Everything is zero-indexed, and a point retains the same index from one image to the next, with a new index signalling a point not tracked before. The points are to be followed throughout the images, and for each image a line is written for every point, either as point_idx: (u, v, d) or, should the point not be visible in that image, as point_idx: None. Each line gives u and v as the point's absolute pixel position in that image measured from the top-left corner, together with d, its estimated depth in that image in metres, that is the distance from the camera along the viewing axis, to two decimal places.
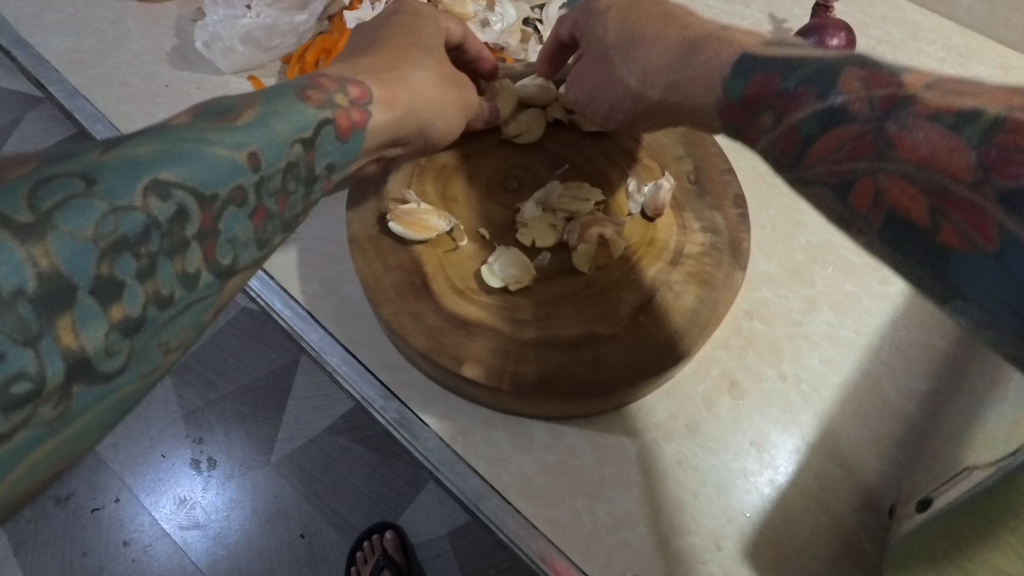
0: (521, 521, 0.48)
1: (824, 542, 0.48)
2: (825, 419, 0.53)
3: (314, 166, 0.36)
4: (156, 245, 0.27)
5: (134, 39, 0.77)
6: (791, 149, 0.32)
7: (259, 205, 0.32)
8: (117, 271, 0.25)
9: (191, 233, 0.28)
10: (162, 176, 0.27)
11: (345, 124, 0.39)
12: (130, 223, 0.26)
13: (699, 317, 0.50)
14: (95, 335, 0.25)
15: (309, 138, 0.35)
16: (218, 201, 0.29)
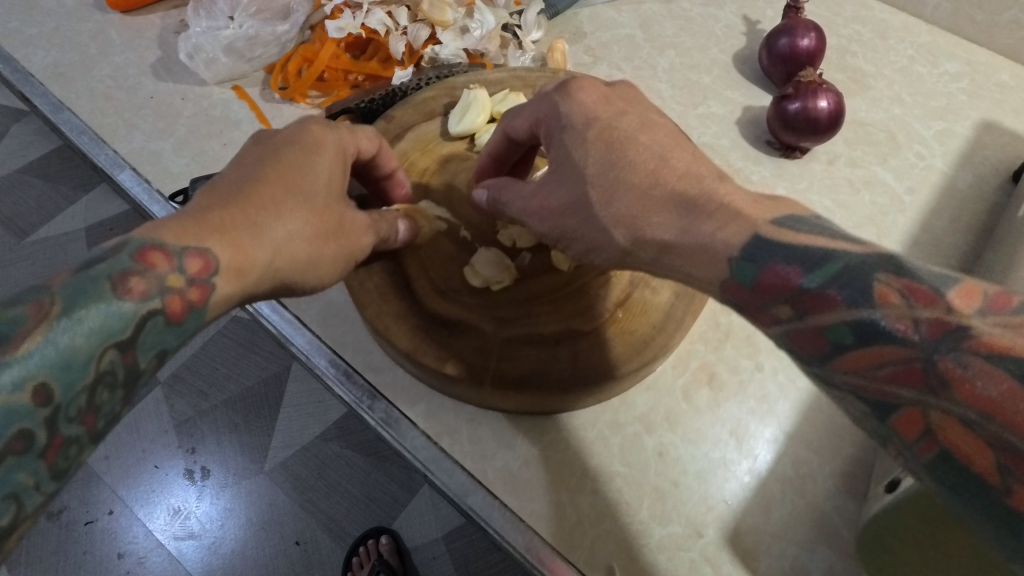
0: (507, 514, 0.50)
1: (801, 526, 0.50)
2: (801, 409, 0.54)
3: (137, 364, 0.31)
4: (89, 402, 0.29)
5: (117, 52, 0.78)
6: (808, 342, 0.31)
7: (58, 437, 0.27)
8: (49, 435, 0.27)
9: (123, 379, 0.30)
10: (98, 335, 0.29)
11: (179, 307, 0.33)
12: (68, 390, 0.28)
13: (675, 312, 0.52)
14: (20, 493, 0.26)
15: (125, 342, 0.30)
16: (145, 342, 0.31)
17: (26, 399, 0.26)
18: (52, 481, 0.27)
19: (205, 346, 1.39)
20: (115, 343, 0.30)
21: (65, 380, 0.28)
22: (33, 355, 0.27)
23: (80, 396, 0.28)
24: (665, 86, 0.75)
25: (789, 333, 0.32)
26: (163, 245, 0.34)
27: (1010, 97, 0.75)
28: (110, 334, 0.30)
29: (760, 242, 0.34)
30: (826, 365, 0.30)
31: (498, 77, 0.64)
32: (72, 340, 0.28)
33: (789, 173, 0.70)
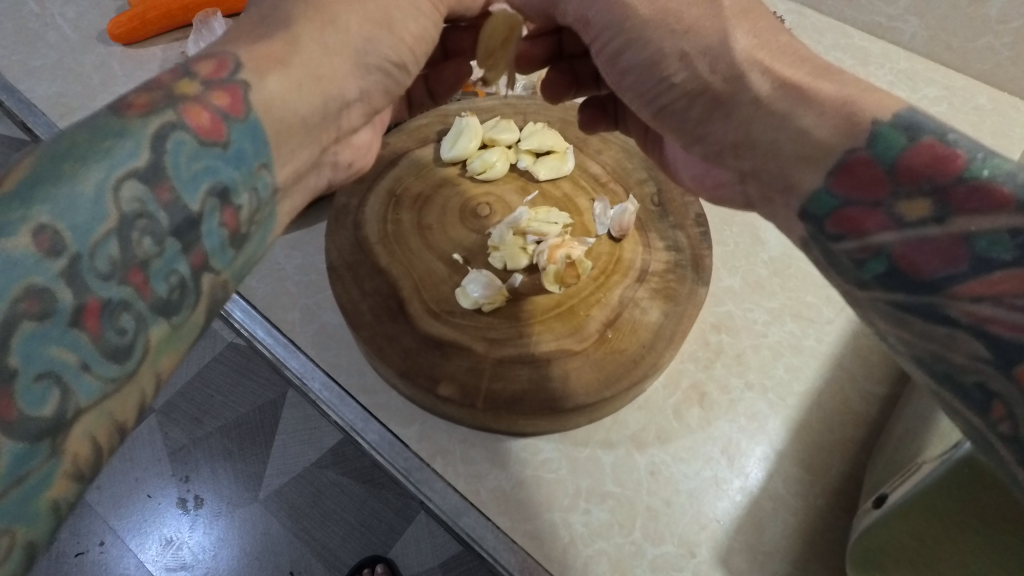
0: (499, 535, 0.50)
1: (793, 544, 0.50)
2: (791, 426, 0.55)
3: (181, 201, 0.31)
4: (121, 251, 0.29)
5: (118, 83, 0.80)
6: (930, 262, 0.32)
7: (122, 277, 0.29)
8: (77, 295, 0.27)
9: (165, 225, 0.30)
10: (108, 169, 0.29)
11: (210, 127, 0.33)
12: (82, 236, 0.27)
13: (665, 331, 0.52)
14: (59, 367, 0.27)
15: (147, 171, 0.30)
16: (178, 173, 0.31)
17: (31, 244, 0.26)
18: (103, 355, 0.28)
19: (199, 373, 1.39)
20: (133, 175, 0.30)
21: (77, 228, 0.27)
22: (38, 200, 0.27)
23: (102, 243, 0.28)
24: None
25: (907, 243, 0.33)
26: (190, 79, 0.34)
27: (987, 121, 0.77)
28: (122, 169, 0.29)
29: (913, 122, 0.34)
30: (930, 291, 0.32)
31: (490, 104, 0.67)
32: (79, 180, 0.28)
33: None
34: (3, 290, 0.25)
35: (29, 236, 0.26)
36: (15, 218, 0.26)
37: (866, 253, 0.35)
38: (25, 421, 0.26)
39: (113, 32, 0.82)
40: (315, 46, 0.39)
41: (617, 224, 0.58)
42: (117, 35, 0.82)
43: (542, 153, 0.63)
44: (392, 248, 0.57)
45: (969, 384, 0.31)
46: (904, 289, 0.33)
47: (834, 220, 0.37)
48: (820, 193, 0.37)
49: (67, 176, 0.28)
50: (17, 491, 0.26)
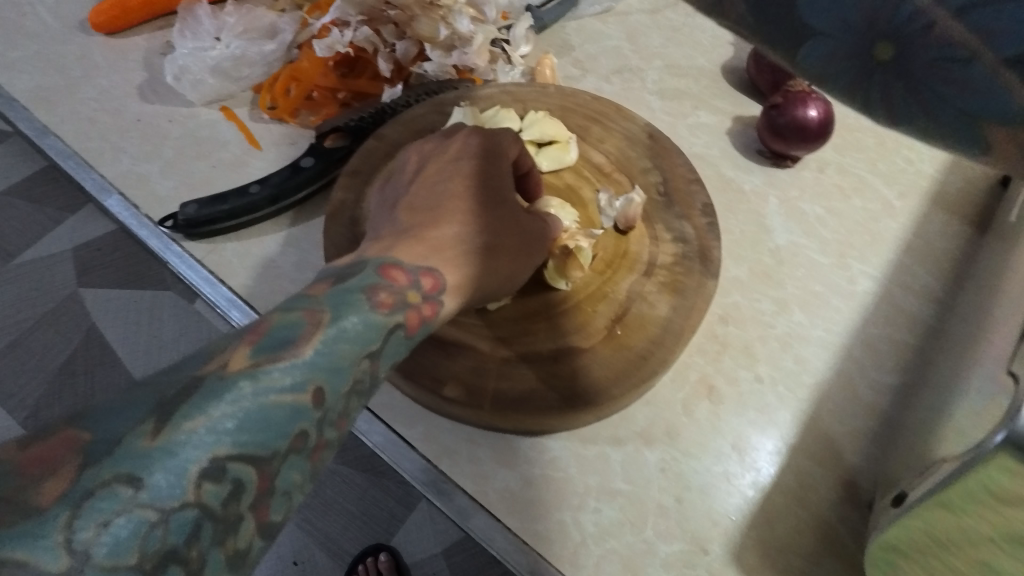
0: (509, 537, 0.49)
1: (806, 538, 0.49)
2: (801, 419, 0.54)
3: (379, 375, 0.36)
4: (344, 406, 0.33)
5: (101, 74, 0.77)
6: None
7: (320, 440, 0.31)
8: (317, 435, 0.31)
9: (367, 385, 0.35)
10: (355, 345, 0.34)
11: (413, 321, 0.39)
12: (333, 393, 0.32)
13: (673, 325, 0.51)
14: (295, 489, 0.30)
15: (375, 351, 0.35)
16: (388, 353, 0.37)
17: (308, 398, 0.31)
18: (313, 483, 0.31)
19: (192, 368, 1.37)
20: (366, 354, 0.35)
21: (332, 391, 0.32)
22: (318, 365, 0.32)
23: (339, 402, 0.32)
24: (653, 96, 0.75)
25: None
26: (397, 264, 0.41)
27: None
28: (363, 349, 0.35)
29: None
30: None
31: (487, 92, 0.65)
32: (340, 347, 0.33)
33: (780, 181, 0.69)
34: (287, 428, 0.29)
35: (306, 392, 0.31)
36: (298, 364, 0.31)
37: None
38: (269, 524, 0.29)
39: (93, 21, 0.79)
40: (470, 272, 0.45)
41: (625, 213, 0.56)
42: (97, 24, 0.79)
43: (543, 142, 0.61)
44: None
45: (861, 58, 0.20)
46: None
47: None
48: None
49: (333, 342, 0.33)
50: None
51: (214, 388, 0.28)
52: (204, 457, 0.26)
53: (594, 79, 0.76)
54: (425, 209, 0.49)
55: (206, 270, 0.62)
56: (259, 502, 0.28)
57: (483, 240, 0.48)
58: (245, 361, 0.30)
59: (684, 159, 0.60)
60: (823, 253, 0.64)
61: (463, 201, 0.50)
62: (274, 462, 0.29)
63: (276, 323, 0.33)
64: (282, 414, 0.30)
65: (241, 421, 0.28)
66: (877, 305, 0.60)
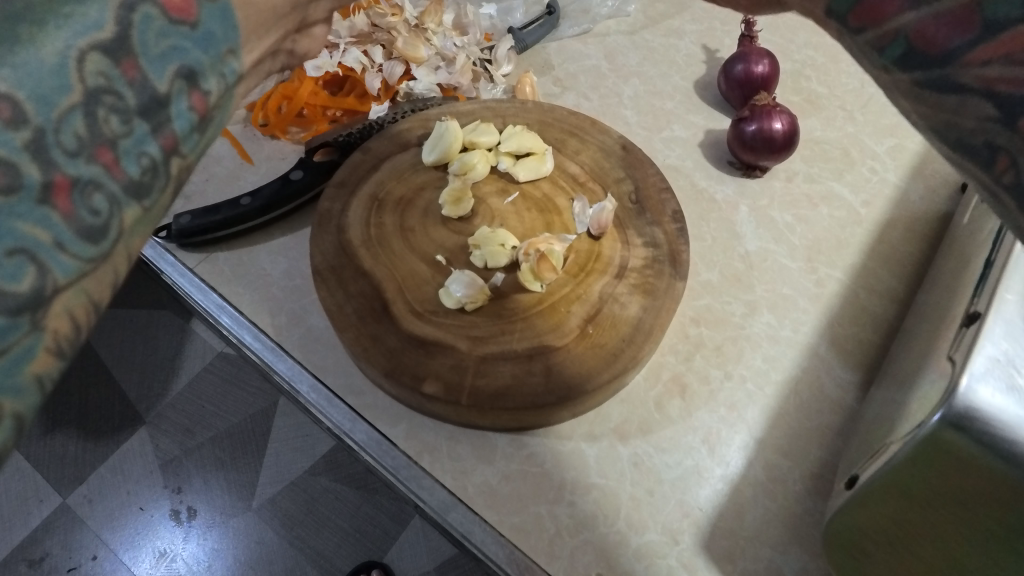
0: (487, 529, 0.51)
1: (774, 529, 0.51)
2: (769, 415, 0.56)
3: (147, 83, 0.30)
4: (88, 127, 0.28)
5: None
6: (945, 30, 0.24)
7: (53, 180, 0.26)
8: (44, 172, 0.26)
9: (132, 104, 0.29)
10: (70, 37, 0.27)
11: (178, 2, 0.30)
12: (46, 109, 0.26)
13: (643, 324, 0.54)
14: (26, 241, 0.26)
15: (111, 42, 0.28)
16: (144, 46, 0.29)
17: None
18: (78, 233, 0.27)
19: (192, 381, 1.38)
20: (97, 46, 0.28)
21: (39, 98, 0.26)
22: None
23: (68, 117, 0.27)
24: (630, 112, 0.78)
25: (924, 18, 0.25)
26: None
27: None
28: (85, 39, 0.27)
29: None
30: (949, 63, 0.25)
31: (469, 108, 0.68)
32: (39, 47, 0.26)
33: (750, 191, 0.72)
34: None
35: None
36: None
37: (886, 38, 0.26)
38: (4, 294, 0.25)
39: None
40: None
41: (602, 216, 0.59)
42: None
43: (521, 154, 0.64)
44: (375, 251, 0.58)
45: (979, 144, 0.25)
46: (921, 69, 0.26)
47: (851, 11, 0.26)
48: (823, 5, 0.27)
49: (26, 40, 0.26)
50: (2, 361, 0.25)
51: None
52: None
53: (573, 97, 0.80)
54: None
55: (199, 278, 0.64)
56: None
57: None
58: None
59: (656, 169, 0.63)
60: (791, 258, 0.66)
61: None
62: None
63: None
64: None
65: None
66: (843, 307, 0.63)
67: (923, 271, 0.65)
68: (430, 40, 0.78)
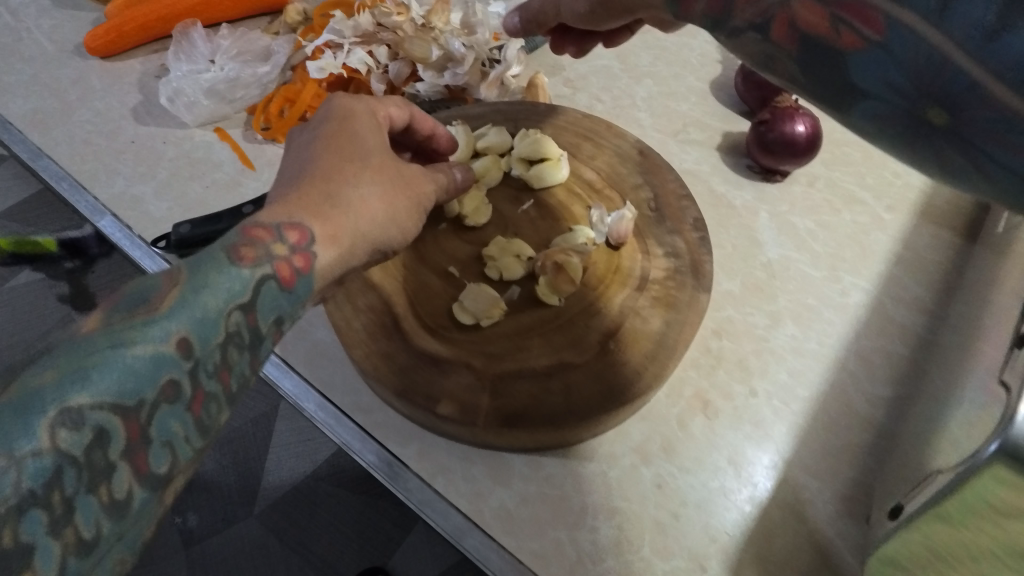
0: (505, 556, 0.48)
1: (805, 554, 0.49)
2: (796, 432, 0.54)
3: (259, 327, 0.34)
4: (222, 356, 0.32)
5: (97, 97, 0.78)
6: (806, 12, 0.28)
7: (196, 392, 0.30)
8: (193, 387, 0.30)
9: (248, 338, 0.33)
10: (221, 300, 0.32)
11: (287, 274, 0.36)
12: (205, 345, 0.31)
13: (667, 340, 0.51)
14: (174, 440, 0.29)
15: (247, 303, 0.33)
16: (263, 304, 0.34)
17: (172, 349, 0.29)
18: (199, 433, 0.30)
19: None
20: (239, 306, 0.33)
21: (202, 338, 0.31)
22: (179, 313, 0.30)
23: (216, 350, 0.31)
24: (644, 114, 0.76)
25: (781, 8, 0.29)
26: (260, 222, 0.37)
27: None
28: (232, 303, 0.33)
29: None
30: (809, 35, 0.28)
31: (479, 111, 0.66)
32: (208, 302, 0.31)
33: (770, 196, 0.69)
34: (151, 382, 0.28)
35: (174, 346, 0.29)
36: (158, 329, 0.29)
37: (747, 18, 0.31)
38: (150, 476, 0.28)
39: (88, 45, 0.80)
40: (350, 224, 0.42)
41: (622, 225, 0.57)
42: (93, 48, 0.80)
43: (535, 159, 0.61)
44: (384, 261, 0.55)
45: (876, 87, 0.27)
46: (797, 43, 0.29)
47: (704, 5, 0.34)
48: (700, 13, 0.35)
49: (195, 293, 0.31)
50: (113, 543, 0.27)
51: (27, 392, 0.25)
52: (48, 414, 0.25)
53: (585, 98, 0.77)
54: (295, 202, 0.40)
55: None
56: (131, 454, 0.27)
57: (363, 198, 0.43)
58: (99, 322, 0.29)
59: (675, 174, 0.61)
60: (814, 266, 0.64)
61: (323, 183, 0.42)
62: (144, 413, 0.28)
63: (132, 287, 0.31)
64: (143, 363, 0.28)
65: (102, 375, 0.27)
66: (869, 318, 0.60)
67: (952, 279, 0.62)
68: (436, 40, 0.75)
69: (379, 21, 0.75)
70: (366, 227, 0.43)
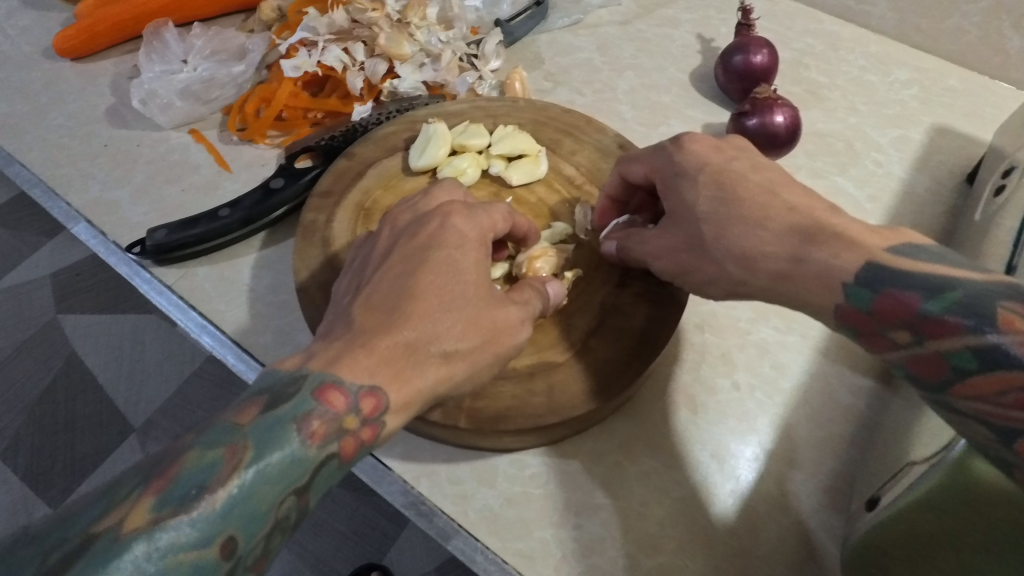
0: (490, 557, 0.48)
1: (789, 546, 0.49)
2: (779, 425, 0.54)
3: (309, 505, 0.35)
4: (265, 547, 0.32)
5: (69, 101, 0.77)
6: (924, 366, 0.32)
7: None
8: (228, 573, 0.31)
9: (292, 520, 0.34)
10: (277, 491, 0.33)
11: (350, 447, 0.37)
12: (247, 540, 0.31)
13: (649, 336, 0.51)
14: None
15: (301, 487, 0.34)
16: (319, 483, 0.35)
17: (214, 552, 0.30)
18: None
19: (181, 388, 1.34)
20: (293, 491, 0.33)
21: (245, 536, 0.31)
22: (226, 518, 0.31)
23: (259, 543, 0.32)
24: (625, 106, 0.75)
25: (909, 358, 0.33)
26: (338, 382, 0.37)
27: (959, 102, 0.76)
28: (290, 488, 0.33)
29: (876, 275, 0.35)
30: (943, 392, 0.31)
31: (459, 108, 0.65)
32: (256, 501, 0.32)
33: None
34: (193, 572, 0.29)
35: (217, 549, 0.30)
36: (203, 512, 0.30)
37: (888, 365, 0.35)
38: None
39: (59, 47, 0.78)
40: (418, 382, 0.39)
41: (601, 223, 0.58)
42: (64, 49, 0.78)
43: (515, 156, 0.61)
44: None
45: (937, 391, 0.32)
46: (919, 388, 0.33)
47: (839, 316, 0.37)
48: (835, 323, 0.38)
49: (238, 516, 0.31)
50: None
51: (92, 554, 0.28)
52: None
53: (566, 92, 0.76)
54: (369, 350, 0.39)
55: (177, 296, 0.61)
56: None
57: (438, 339, 0.40)
58: (144, 516, 0.30)
59: None
60: None
61: (421, 301, 0.41)
62: None
63: (190, 466, 0.32)
64: (183, 564, 0.29)
65: (139, 569, 0.28)
66: None
67: None
68: (414, 36, 0.74)
69: (354, 18, 0.74)
70: (441, 386, 0.40)
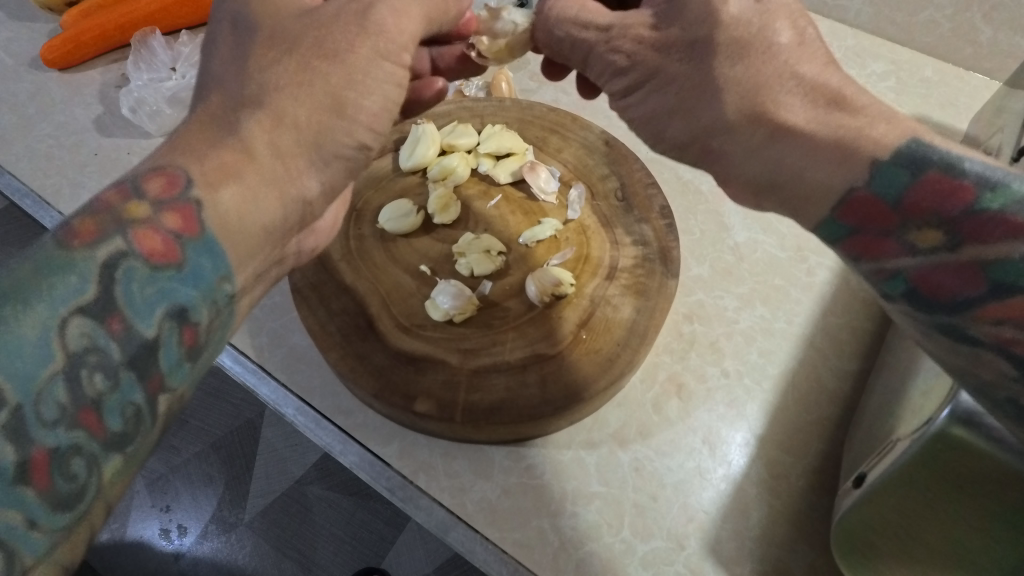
0: (489, 547, 0.49)
1: (779, 526, 0.50)
2: (767, 410, 0.55)
3: (130, 336, 0.33)
4: (70, 394, 0.30)
5: (56, 111, 0.77)
6: (949, 285, 0.34)
7: (32, 455, 0.29)
8: (21, 451, 0.29)
9: (117, 358, 0.32)
10: (56, 310, 0.31)
11: (163, 255, 0.35)
12: (24, 388, 0.29)
13: (638, 327, 0.52)
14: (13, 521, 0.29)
15: (93, 310, 0.32)
16: (130, 303, 0.33)
17: None
18: (55, 501, 0.30)
19: None
20: (80, 312, 0.31)
21: (21, 381, 0.29)
22: None
23: (49, 390, 0.30)
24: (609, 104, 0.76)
25: (921, 270, 0.35)
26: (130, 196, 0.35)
27: (935, 92, 0.77)
28: (70, 309, 0.31)
29: (915, 157, 0.34)
30: (954, 312, 0.34)
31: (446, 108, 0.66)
32: (21, 328, 0.30)
33: None
34: None
35: None
36: None
37: (885, 275, 0.36)
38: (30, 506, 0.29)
39: (45, 58, 0.78)
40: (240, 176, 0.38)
41: (586, 206, 0.60)
42: (50, 60, 0.79)
43: (502, 154, 0.63)
44: (356, 264, 0.56)
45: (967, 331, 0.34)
46: (924, 308, 0.35)
47: (850, 244, 0.38)
48: (830, 215, 0.38)
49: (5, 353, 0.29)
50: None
51: None
52: None
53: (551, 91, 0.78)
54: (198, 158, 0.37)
55: None
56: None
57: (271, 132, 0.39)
58: None
59: (641, 163, 0.61)
60: (781, 248, 0.65)
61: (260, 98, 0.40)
62: None
63: None
64: None
65: None
66: (834, 294, 0.62)
67: None
68: None
69: None
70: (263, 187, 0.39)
